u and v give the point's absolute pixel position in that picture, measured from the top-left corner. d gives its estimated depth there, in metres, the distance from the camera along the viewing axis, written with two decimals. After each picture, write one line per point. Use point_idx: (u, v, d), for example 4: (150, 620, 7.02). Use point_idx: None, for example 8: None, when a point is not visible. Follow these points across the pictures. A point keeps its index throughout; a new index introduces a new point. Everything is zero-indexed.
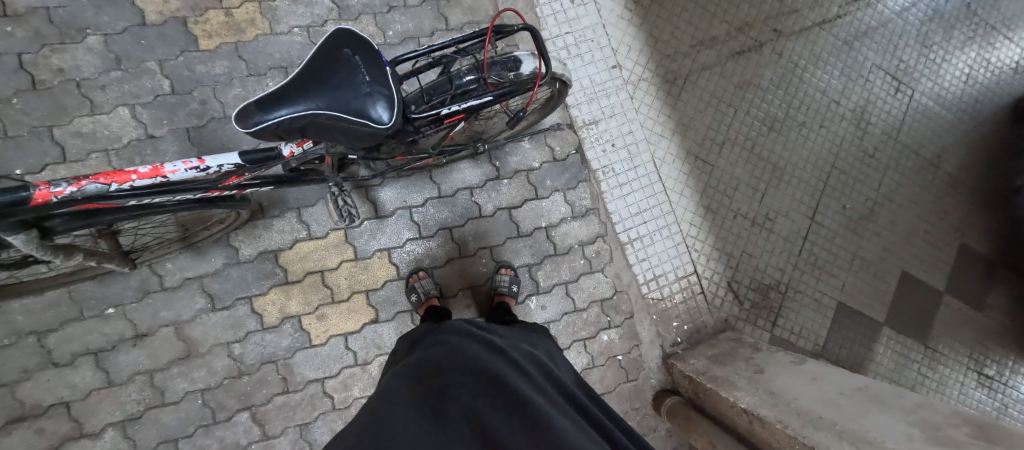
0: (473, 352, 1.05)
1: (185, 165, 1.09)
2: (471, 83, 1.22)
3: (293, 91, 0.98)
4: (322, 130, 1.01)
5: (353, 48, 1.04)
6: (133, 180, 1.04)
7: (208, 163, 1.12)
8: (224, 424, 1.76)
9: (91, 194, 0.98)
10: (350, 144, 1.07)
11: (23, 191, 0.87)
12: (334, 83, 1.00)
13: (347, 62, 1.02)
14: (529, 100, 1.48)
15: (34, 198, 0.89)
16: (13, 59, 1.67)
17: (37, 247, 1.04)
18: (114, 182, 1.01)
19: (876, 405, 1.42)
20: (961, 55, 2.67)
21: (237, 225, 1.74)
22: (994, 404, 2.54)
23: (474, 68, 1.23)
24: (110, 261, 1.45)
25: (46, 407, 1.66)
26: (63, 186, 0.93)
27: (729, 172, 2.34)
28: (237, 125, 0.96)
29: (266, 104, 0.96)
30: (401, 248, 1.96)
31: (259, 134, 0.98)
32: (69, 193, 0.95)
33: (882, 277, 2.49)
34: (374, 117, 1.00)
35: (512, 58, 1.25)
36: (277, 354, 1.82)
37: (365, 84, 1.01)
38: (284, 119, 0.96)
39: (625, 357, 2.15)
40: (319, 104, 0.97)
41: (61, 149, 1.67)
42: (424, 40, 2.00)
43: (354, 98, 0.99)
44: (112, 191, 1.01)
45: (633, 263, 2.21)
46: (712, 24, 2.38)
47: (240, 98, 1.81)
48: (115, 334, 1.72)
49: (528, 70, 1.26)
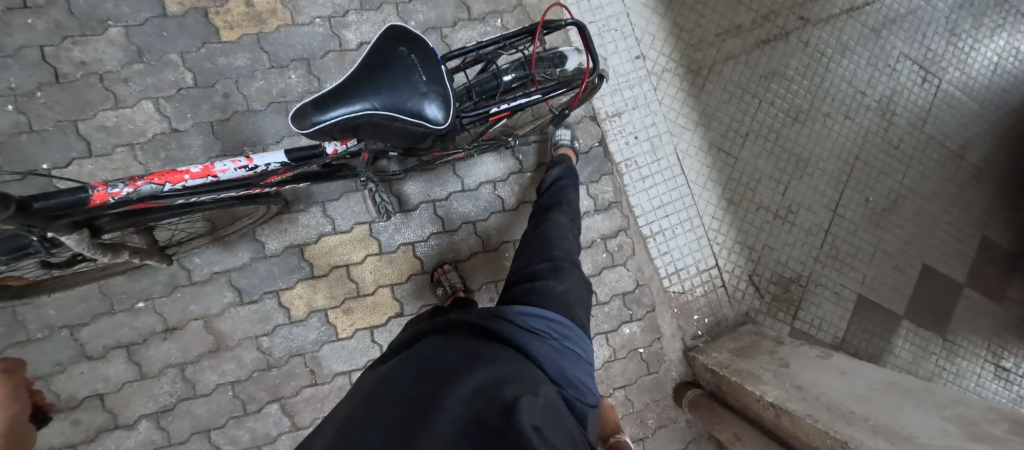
0: (447, 353, 0.87)
1: (234, 165, 1.12)
2: (514, 82, 1.29)
3: (348, 90, 0.97)
4: (374, 130, 1.01)
5: (408, 46, 1.03)
6: (186, 180, 1.07)
7: (255, 162, 1.14)
8: (254, 416, 1.79)
9: (146, 194, 1.02)
10: (401, 143, 1.08)
11: (82, 192, 0.91)
12: (391, 82, 0.99)
13: (403, 61, 1.01)
14: (576, 96, 1.47)
15: (93, 199, 0.93)
16: (35, 51, 1.64)
17: (88, 246, 1.06)
18: (167, 181, 1.04)
19: (907, 399, 1.43)
20: (990, 43, 2.60)
21: (263, 220, 1.75)
22: (1010, 396, 2.55)
23: (519, 65, 1.30)
24: (151, 258, 1.47)
25: (81, 399, 1.69)
26: (120, 186, 0.97)
27: (753, 164, 2.32)
28: (294, 125, 0.96)
29: (322, 103, 0.96)
30: (425, 242, 1.96)
31: (314, 134, 0.99)
32: (125, 193, 0.98)
33: (903, 270, 2.48)
34: (430, 118, 1.00)
35: (558, 53, 1.32)
36: (305, 348, 1.84)
37: (421, 83, 1.00)
38: (340, 119, 0.96)
39: (646, 350, 2.17)
40: (375, 104, 0.97)
41: (87, 143, 1.66)
42: (446, 31, 1.96)
43: (410, 99, 0.99)
44: (165, 191, 1.04)
45: (655, 257, 2.21)
46: (737, 12, 2.32)
47: (263, 91, 1.78)
48: (146, 328, 1.73)
49: (574, 66, 1.33)
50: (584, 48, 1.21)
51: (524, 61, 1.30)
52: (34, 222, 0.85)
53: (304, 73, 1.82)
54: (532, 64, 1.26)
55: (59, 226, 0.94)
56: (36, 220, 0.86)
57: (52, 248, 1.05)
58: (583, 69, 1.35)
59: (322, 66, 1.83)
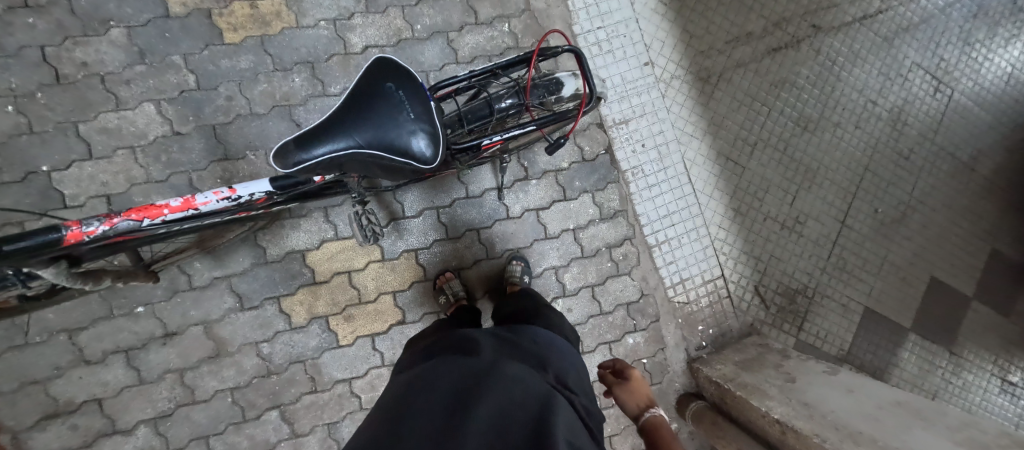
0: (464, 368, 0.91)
1: (215, 196, 1.22)
2: (510, 108, 1.36)
3: (332, 128, 1.01)
4: (358, 164, 1.06)
5: (395, 81, 1.08)
6: (165, 214, 1.16)
7: (238, 192, 1.24)
8: (254, 422, 1.78)
9: (122, 229, 1.10)
10: (387, 175, 1.12)
11: (56, 232, 0.98)
12: (377, 119, 1.03)
13: (390, 98, 1.06)
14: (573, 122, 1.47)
15: (67, 238, 1.00)
16: (36, 52, 1.62)
17: (67, 276, 1.10)
18: (145, 217, 1.13)
19: (916, 421, 1.40)
20: (1004, 53, 2.56)
21: (255, 228, 1.71)
22: (1016, 411, 2.53)
23: (514, 92, 1.36)
24: (137, 278, 1.48)
25: (79, 404, 1.67)
26: (94, 224, 1.05)
27: (761, 173, 2.28)
28: (275, 164, 0.98)
29: (305, 142, 0.99)
30: (428, 249, 1.94)
31: (296, 172, 1.01)
32: (101, 231, 1.06)
33: (910, 282, 2.45)
34: (417, 154, 1.05)
35: (555, 80, 1.37)
36: (306, 354, 1.82)
37: (408, 121, 1.05)
38: (323, 157, 1.00)
39: (649, 360, 2.15)
40: (359, 142, 1.02)
41: (88, 146, 1.64)
42: (452, 35, 1.93)
43: (397, 136, 1.04)
44: (144, 225, 1.14)
45: (660, 266, 2.18)
46: (748, 19, 2.29)
47: (267, 94, 1.76)
48: (145, 332, 1.72)
49: (569, 93, 1.38)
50: (580, 75, 1.26)
51: (520, 87, 1.36)
52: (8, 262, 0.91)
53: (308, 76, 1.79)
54: (525, 92, 1.32)
55: (34, 263, 0.99)
56: (9, 260, 0.91)
57: (30, 281, 1.08)
58: (579, 95, 1.39)
59: (327, 69, 1.81)
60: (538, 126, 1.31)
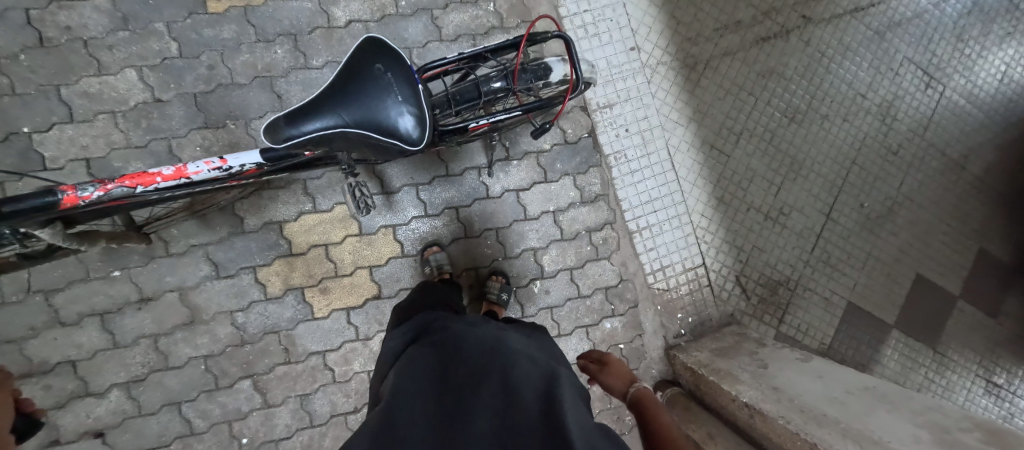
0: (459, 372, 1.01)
1: (207, 166, 1.24)
2: (498, 91, 1.37)
3: (324, 106, 1.06)
4: (347, 142, 1.11)
5: (384, 63, 1.11)
6: (157, 182, 1.19)
7: (229, 163, 1.25)
8: (226, 390, 1.79)
9: (117, 195, 1.15)
10: (375, 155, 1.17)
11: (52, 196, 1.05)
12: (364, 99, 1.08)
13: (379, 79, 1.09)
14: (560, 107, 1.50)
15: (63, 202, 1.07)
16: (20, 14, 1.64)
17: (61, 236, 1.21)
18: (138, 184, 1.17)
19: (882, 405, 1.39)
20: (999, 51, 2.53)
21: (244, 193, 1.74)
22: (999, 413, 2.51)
23: (502, 75, 1.38)
24: (129, 239, 1.57)
25: (53, 365, 1.69)
26: (89, 190, 1.11)
27: (745, 163, 2.27)
28: (267, 138, 1.05)
29: (295, 119, 1.05)
30: (407, 226, 1.95)
31: (287, 147, 1.08)
32: (95, 196, 1.12)
33: (896, 279, 2.43)
34: (403, 134, 1.09)
35: (543, 65, 1.37)
36: (280, 325, 1.83)
37: (395, 102, 1.09)
38: (312, 134, 1.06)
39: (626, 346, 2.14)
40: (348, 120, 1.07)
41: (68, 109, 1.66)
42: (437, 13, 1.93)
43: (384, 116, 1.08)
44: (138, 192, 1.18)
45: (641, 252, 2.18)
46: (737, 8, 2.28)
47: (248, 64, 1.77)
48: (121, 296, 1.73)
49: (558, 77, 1.39)
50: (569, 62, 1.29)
51: (508, 71, 1.38)
52: (7, 224, 1.01)
53: (290, 48, 1.80)
54: (513, 77, 1.34)
55: (31, 223, 1.08)
56: (8, 221, 0.99)
57: (26, 238, 1.18)
58: (567, 81, 1.40)
59: (309, 42, 1.81)
60: (523, 112, 1.34)
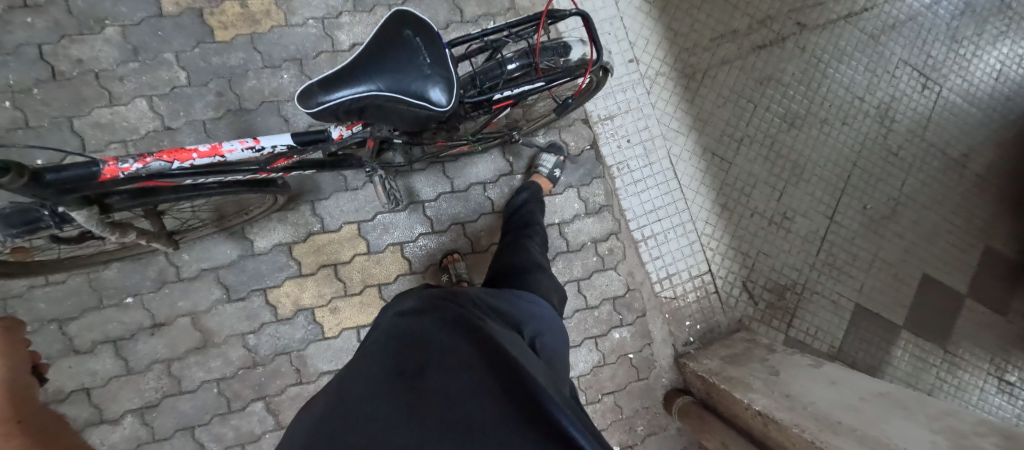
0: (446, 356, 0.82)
1: (241, 146, 1.19)
2: (518, 70, 1.36)
3: (356, 71, 1.05)
4: (379, 110, 1.09)
5: (412, 28, 1.09)
6: (194, 158, 1.13)
7: (262, 143, 1.21)
8: (239, 413, 1.80)
9: (153, 171, 1.07)
10: (406, 125, 1.14)
11: (94, 166, 0.96)
12: (395, 65, 1.05)
13: (409, 45, 1.07)
14: (579, 87, 1.53)
15: (103, 173, 0.98)
16: (33, 49, 1.68)
17: (97, 224, 1.12)
18: (176, 159, 1.11)
19: (897, 411, 1.39)
20: (993, 50, 2.56)
21: (268, 212, 1.76)
22: (1015, 412, 2.48)
23: (523, 54, 1.36)
24: (159, 241, 1.49)
25: (68, 393, 1.70)
26: (129, 162, 1.02)
27: (748, 169, 2.29)
28: (301, 105, 1.05)
29: (329, 84, 1.05)
30: (414, 242, 1.97)
31: (320, 114, 1.07)
32: (134, 170, 1.03)
33: (902, 279, 2.43)
34: (431, 98, 1.05)
35: (562, 44, 1.37)
36: (291, 346, 1.84)
37: (425, 66, 1.06)
38: (345, 100, 1.05)
39: (636, 355, 2.14)
40: (379, 86, 1.05)
41: (81, 140, 1.69)
42: (438, 33, 1.97)
43: (415, 81, 1.05)
44: (174, 168, 1.10)
45: (647, 261, 2.19)
46: (733, 17, 2.32)
47: (255, 90, 1.80)
48: (134, 323, 1.75)
49: (577, 56, 1.38)
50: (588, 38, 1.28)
51: (528, 50, 1.37)
52: (47, 191, 0.90)
53: (296, 73, 1.84)
54: (534, 53, 1.33)
55: (70, 199, 0.99)
56: (48, 189, 0.90)
57: (62, 225, 1.10)
58: (586, 60, 1.39)
59: (315, 66, 1.85)
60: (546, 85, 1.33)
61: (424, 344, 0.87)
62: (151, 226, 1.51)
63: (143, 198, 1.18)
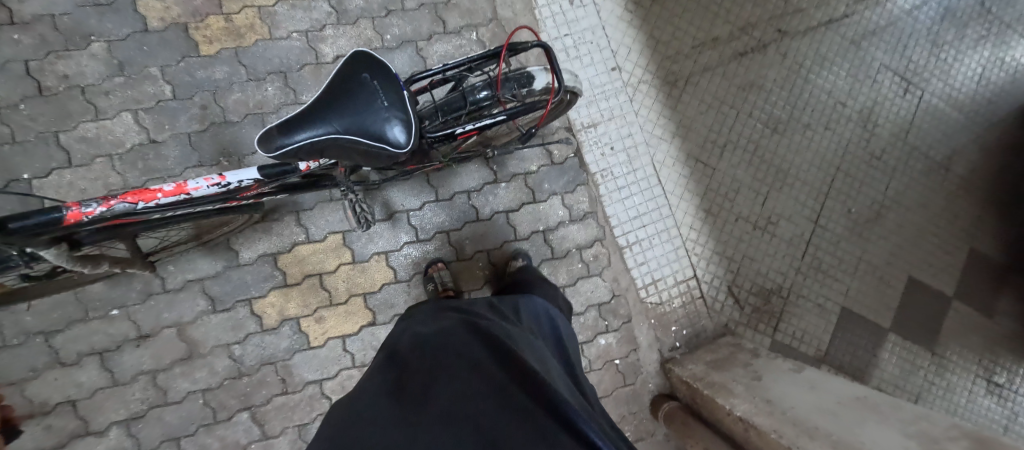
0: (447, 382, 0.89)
1: (207, 183, 1.25)
2: (483, 100, 1.37)
3: (315, 114, 1.06)
4: (340, 151, 1.10)
5: (370, 71, 1.13)
6: (158, 198, 1.17)
7: (228, 179, 1.26)
8: (224, 424, 1.80)
9: (118, 212, 1.12)
10: (368, 163, 1.16)
11: (57, 211, 1.01)
12: (354, 107, 1.08)
13: (367, 88, 1.11)
14: (543, 114, 1.56)
15: (67, 218, 1.02)
16: (20, 66, 1.71)
17: (68, 259, 1.18)
18: (140, 200, 1.15)
19: (872, 415, 1.40)
20: (974, 54, 2.59)
21: (243, 228, 1.80)
22: (1004, 413, 2.48)
23: (487, 84, 1.38)
24: (133, 266, 1.56)
25: (53, 405, 1.71)
26: (93, 206, 1.08)
27: (731, 174, 2.32)
28: (260, 148, 1.04)
29: (287, 128, 1.05)
30: (399, 251, 1.98)
31: (280, 156, 1.07)
32: (98, 212, 1.08)
33: (888, 282, 2.45)
34: (390, 138, 1.09)
35: (526, 73, 1.39)
36: (276, 356, 1.85)
37: (383, 108, 1.10)
38: (304, 142, 1.05)
39: (622, 361, 2.15)
40: (338, 128, 1.06)
41: (66, 154, 1.71)
42: (422, 44, 2.00)
43: (374, 122, 1.08)
44: (138, 208, 1.15)
45: (632, 267, 2.20)
46: (714, 25, 2.35)
47: (240, 102, 1.83)
48: (120, 335, 1.76)
49: (541, 86, 1.40)
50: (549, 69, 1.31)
51: (491, 80, 1.38)
52: (13, 240, 0.95)
53: (280, 85, 1.86)
54: (497, 84, 1.34)
55: (38, 242, 1.04)
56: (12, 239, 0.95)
57: (32, 263, 1.12)
58: (549, 89, 1.42)
59: (298, 79, 1.87)
60: (509, 117, 1.35)
61: (442, 365, 0.94)
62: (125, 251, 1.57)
63: (113, 231, 1.22)
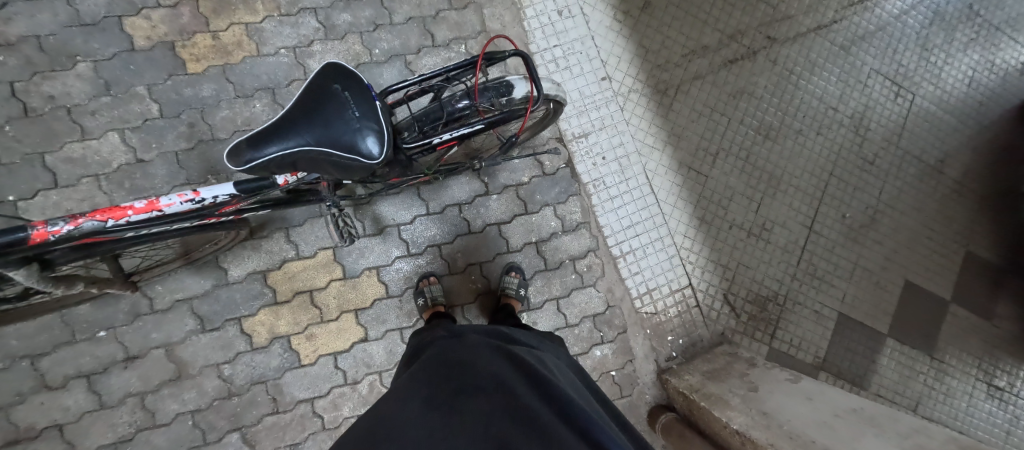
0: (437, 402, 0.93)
1: (180, 198, 1.22)
2: (461, 110, 1.35)
3: (285, 127, 1.05)
4: (312, 163, 1.09)
5: (341, 82, 1.12)
6: (129, 215, 1.17)
7: (202, 195, 1.24)
8: (214, 445, 1.77)
9: (87, 230, 1.10)
10: (342, 175, 1.15)
11: (21, 231, 0.99)
12: (325, 119, 1.07)
13: (338, 99, 1.10)
14: (523, 123, 1.56)
15: (32, 237, 1.01)
16: (5, 87, 1.70)
17: (41, 279, 1.16)
18: (110, 218, 1.14)
19: (869, 427, 1.38)
20: (964, 57, 2.59)
21: (229, 245, 1.77)
22: (1006, 417, 2.45)
23: (466, 94, 1.36)
24: (112, 286, 1.54)
25: (40, 430, 1.68)
26: (60, 224, 1.06)
27: (724, 181, 2.31)
28: (229, 163, 1.03)
29: (256, 141, 1.04)
30: (391, 266, 1.96)
31: (250, 171, 1.06)
32: (66, 231, 1.07)
33: (885, 286, 2.43)
34: (363, 149, 1.08)
35: (505, 82, 1.38)
36: (267, 375, 1.83)
37: (354, 119, 1.09)
38: (274, 156, 1.04)
39: (618, 372, 2.13)
40: (309, 140, 1.06)
41: (53, 175, 1.70)
42: (410, 58, 2.00)
43: (345, 133, 1.07)
44: (108, 226, 1.14)
45: (626, 277, 2.19)
46: (703, 33, 2.35)
47: (228, 120, 1.82)
48: (107, 356, 1.74)
49: (520, 94, 1.39)
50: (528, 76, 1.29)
51: (470, 90, 1.37)
52: None
53: (268, 101, 1.85)
54: (475, 94, 1.33)
55: (5, 261, 1.02)
56: None
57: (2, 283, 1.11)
58: (529, 97, 1.41)
59: (286, 95, 1.87)
60: (487, 125, 1.39)
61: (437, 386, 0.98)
62: (106, 269, 1.55)
63: (87, 250, 1.20)
